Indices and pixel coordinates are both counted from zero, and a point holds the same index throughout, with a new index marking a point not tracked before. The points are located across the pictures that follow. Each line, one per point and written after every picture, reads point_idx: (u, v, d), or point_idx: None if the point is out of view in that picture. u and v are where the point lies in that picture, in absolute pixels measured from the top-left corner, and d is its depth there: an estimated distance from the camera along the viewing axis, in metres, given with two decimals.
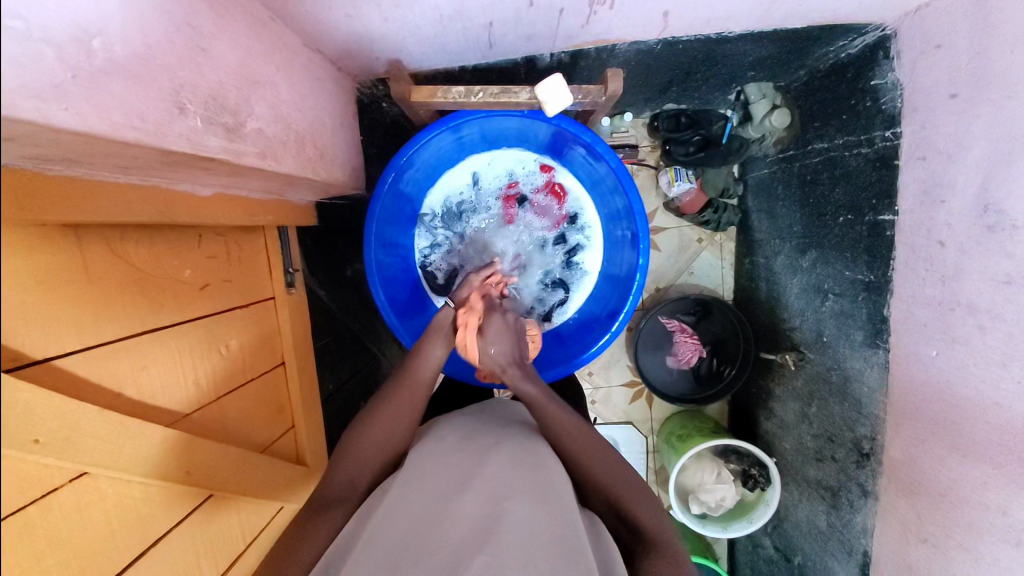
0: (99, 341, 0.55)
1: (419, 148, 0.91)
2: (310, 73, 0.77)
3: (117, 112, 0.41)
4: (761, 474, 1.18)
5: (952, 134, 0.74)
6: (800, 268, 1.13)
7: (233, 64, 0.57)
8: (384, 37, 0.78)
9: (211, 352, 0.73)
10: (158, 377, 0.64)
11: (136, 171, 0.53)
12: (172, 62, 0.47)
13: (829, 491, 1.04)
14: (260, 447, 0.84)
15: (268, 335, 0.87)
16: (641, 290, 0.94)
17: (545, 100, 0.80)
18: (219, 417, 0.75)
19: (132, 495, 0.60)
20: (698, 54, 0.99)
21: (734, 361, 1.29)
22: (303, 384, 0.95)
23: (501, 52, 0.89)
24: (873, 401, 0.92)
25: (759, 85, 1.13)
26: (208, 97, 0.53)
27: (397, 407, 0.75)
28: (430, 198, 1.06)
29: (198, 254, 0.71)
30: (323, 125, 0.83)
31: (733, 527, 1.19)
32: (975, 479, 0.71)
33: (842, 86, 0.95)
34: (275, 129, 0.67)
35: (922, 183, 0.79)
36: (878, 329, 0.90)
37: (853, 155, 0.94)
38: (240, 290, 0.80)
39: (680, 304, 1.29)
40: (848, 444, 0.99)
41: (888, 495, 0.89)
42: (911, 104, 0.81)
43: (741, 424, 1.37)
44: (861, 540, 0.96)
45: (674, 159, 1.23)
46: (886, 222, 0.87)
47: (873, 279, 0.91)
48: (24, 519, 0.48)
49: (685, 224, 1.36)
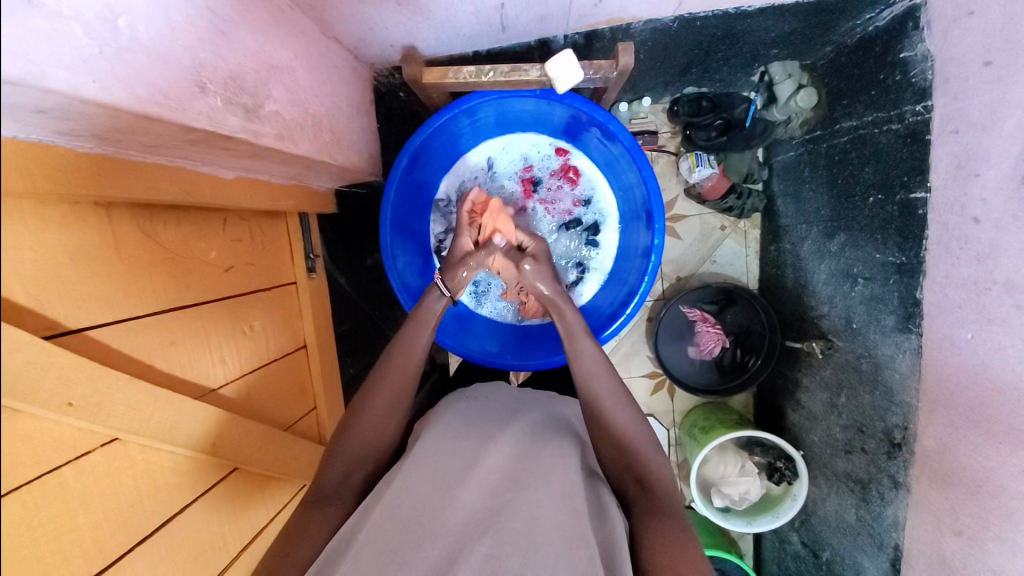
0: (129, 315, 0.58)
1: (434, 132, 0.92)
2: (326, 60, 0.79)
3: (140, 88, 0.44)
4: (788, 467, 1.14)
5: (987, 104, 0.70)
6: (828, 253, 1.09)
7: (251, 48, 0.59)
8: (397, 25, 0.80)
9: (237, 331, 0.76)
10: (185, 353, 0.67)
11: (163, 152, 0.56)
12: (194, 43, 0.50)
13: (859, 484, 1.00)
14: (284, 426, 0.87)
15: (291, 317, 0.90)
16: (656, 270, 0.93)
17: (555, 77, 0.80)
18: (245, 394, 0.78)
19: (160, 461, 0.64)
20: (717, 33, 0.97)
21: (759, 351, 1.25)
22: (325, 367, 0.98)
23: (514, 35, 0.90)
24: (905, 389, 0.88)
25: (784, 64, 1.09)
26: (227, 78, 0.55)
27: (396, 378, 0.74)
28: (445, 184, 1.07)
29: (223, 237, 0.74)
30: (340, 112, 0.85)
31: (758, 521, 1.15)
32: (1014, 467, 0.68)
33: (871, 61, 0.92)
34: (292, 113, 0.69)
35: (955, 157, 0.75)
36: (909, 313, 0.86)
37: (883, 132, 0.90)
38: (264, 274, 0.83)
39: (703, 292, 1.26)
40: (878, 434, 0.95)
41: (921, 486, 0.85)
42: (944, 75, 0.77)
43: (767, 417, 1.33)
44: (892, 533, 0.92)
45: (695, 145, 1.21)
46: (917, 201, 0.83)
47: (905, 261, 0.87)
48: (59, 477, 0.51)
49: (706, 211, 1.33)
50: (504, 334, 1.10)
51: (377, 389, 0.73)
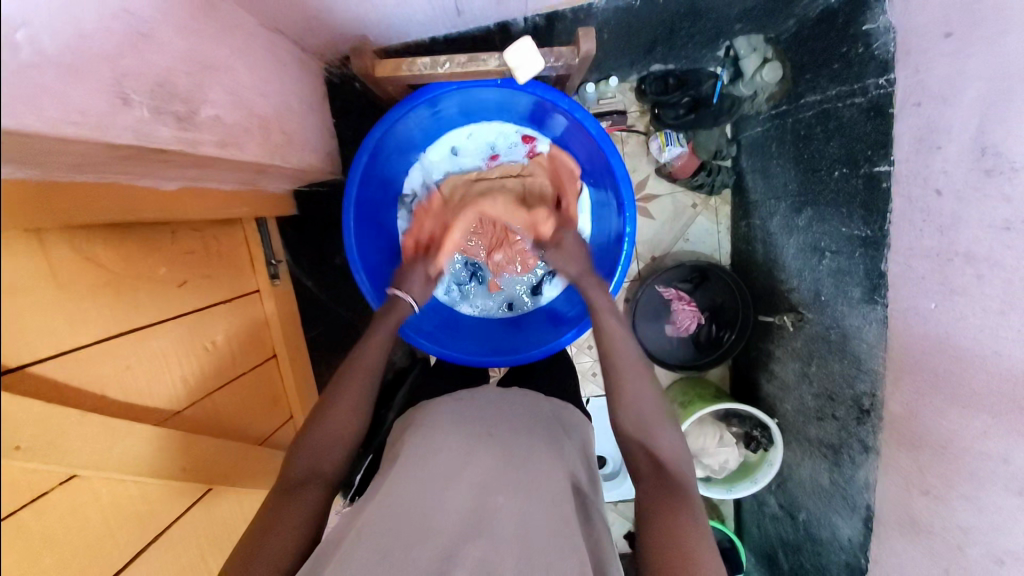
0: (76, 345, 0.54)
1: (393, 126, 0.88)
2: (269, 54, 0.73)
3: (52, 106, 0.39)
4: (764, 436, 1.19)
5: (946, 77, 0.70)
6: (796, 228, 1.10)
7: (182, 48, 0.54)
8: (345, 11, 0.75)
9: (197, 348, 0.73)
10: (142, 378, 0.63)
11: (92, 168, 0.50)
12: (113, 50, 0.45)
13: (831, 449, 1.04)
14: (260, 439, 0.85)
15: (257, 327, 0.87)
16: (630, 259, 0.91)
17: (514, 67, 0.76)
18: (213, 411, 0.75)
19: (128, 492, 0.61)
20: (681, 9, 0.94)
21: (733, 326, 1.27)
22: (297, 374, 0.96)
23: (471, 19, 0.86)
24: (872, 357, 0.91)
25: (749, 38, 1.11)
26: (156, 85, 0.51)
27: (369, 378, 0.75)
28: (410, 178, 1.04)
29: (174, 251, 0.69)
30: (290, 109, 0.80)
31: (737, 487, 1.21)
32: (977, 429, 0.71)
33: (833, 33, 0.91)
34: (236, 116, 0.64)
35: (917, 130, 0.76)
36: (875, 285, 0.88)
37: (847, 106, 0.90)
38: (224, 284, 0.80)
39: (676, 272, 1.28)
40: (847, 401, 0.98)
41: (890, 449, 0.89)
42: (905, 47, 0.77)
43: (742, 390, 1.37)
44: (863, 494, 0.97)
45: (664, 123, 1.19)
46: (881, 174, 0.84)
47: (869, 234, 0.89)
48: (16, 521, 0.49)
49: (678, 189, 1.33)
50: (492, 327, 1.08)
51: (342, 385, 0.73)
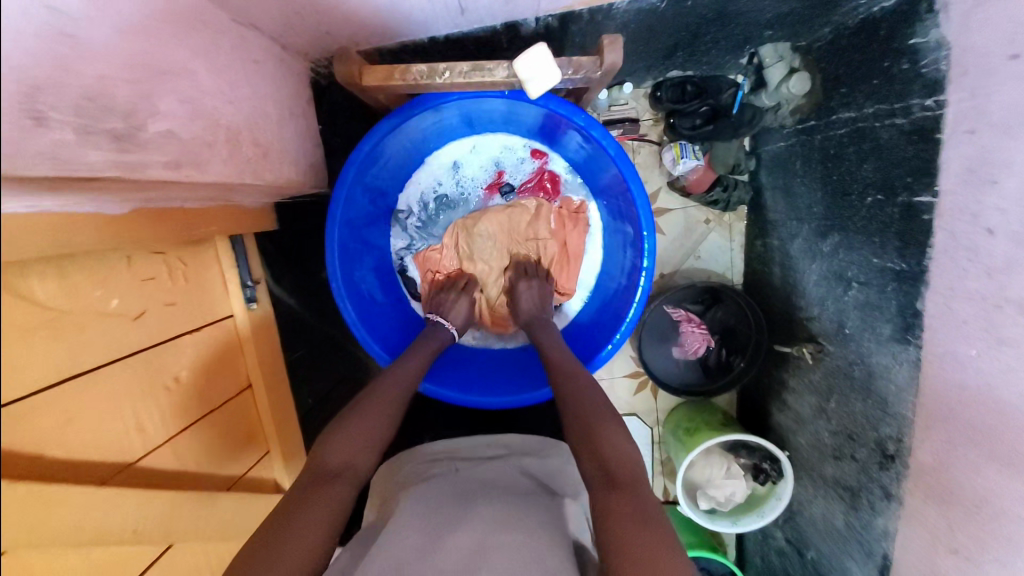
0: (11, 400, 0.45)
1: (385, 137, 0.80)
2: (242, 54, 0.65)
3: None
4: (773, 468, 1.13)
5: (1010, 104, 0.62)
6: (820, 253, 1.02)
7: (122, 50, 0.46)
8: (329, 6, 0.66)
9: (156, 388, 0.64)
10: (87, 430, 0.54)
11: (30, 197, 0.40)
12: (20, 57, 0.37)
13: (847, 492, 0.97)
14: (228, 482, 0.77)
15: (228, 356, 0.79)
16: (648, 290, 0.83)
17: (526, 78, 0.67)
18: (174, 458, 0.67)
19: (64, 559, 0.53)
20: (708, 14, 0.86)
21: (745, 352, 1.20)
22: (273, 405, 0.88)
23: (475, 19, 0.77)
24: (900, 401, 0.83)
25: (775, 45, 1.02)
26: (82, 98, 0.42)
27: (354, 423, 0.67)
28: (405, 193, 0.96)
29: (130, 279, 0.60)
30: (266, 116, 0.71)
31: (743, 520, 1.12)
32: (1018, 495, 0.63)
33: (874, 46, 0.83)
34: (193, 128, 0.56)
35: (967, 161, 0.68)
36: (908, 323, 0.80)
37: (886, 127, 0.82)
38: (188, 312, 0.71)
39: (687, 292, 1.20)
40: (870, 444, 0.91)
41: (914, 500, 0.82)
42: (959, 67, 0.69)
43: (751, 418, 1.30)
44: (881, 543, 0.90)
45: (678, 134, 1.11)
46: (923, 205, 0.76)
47: (905, 268, 0.80)
48: None
49: (690, 203, 1.25)
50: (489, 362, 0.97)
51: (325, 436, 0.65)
